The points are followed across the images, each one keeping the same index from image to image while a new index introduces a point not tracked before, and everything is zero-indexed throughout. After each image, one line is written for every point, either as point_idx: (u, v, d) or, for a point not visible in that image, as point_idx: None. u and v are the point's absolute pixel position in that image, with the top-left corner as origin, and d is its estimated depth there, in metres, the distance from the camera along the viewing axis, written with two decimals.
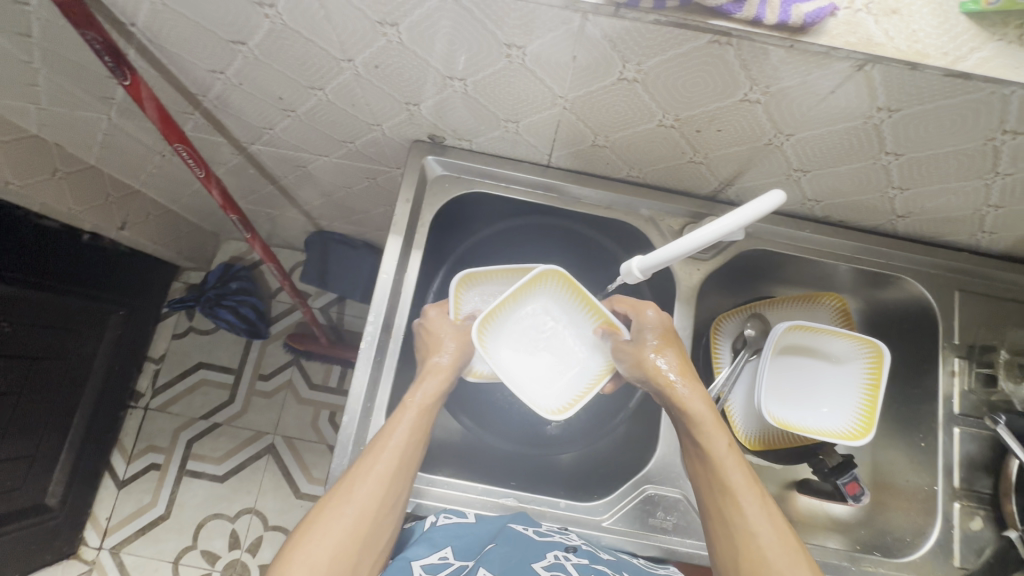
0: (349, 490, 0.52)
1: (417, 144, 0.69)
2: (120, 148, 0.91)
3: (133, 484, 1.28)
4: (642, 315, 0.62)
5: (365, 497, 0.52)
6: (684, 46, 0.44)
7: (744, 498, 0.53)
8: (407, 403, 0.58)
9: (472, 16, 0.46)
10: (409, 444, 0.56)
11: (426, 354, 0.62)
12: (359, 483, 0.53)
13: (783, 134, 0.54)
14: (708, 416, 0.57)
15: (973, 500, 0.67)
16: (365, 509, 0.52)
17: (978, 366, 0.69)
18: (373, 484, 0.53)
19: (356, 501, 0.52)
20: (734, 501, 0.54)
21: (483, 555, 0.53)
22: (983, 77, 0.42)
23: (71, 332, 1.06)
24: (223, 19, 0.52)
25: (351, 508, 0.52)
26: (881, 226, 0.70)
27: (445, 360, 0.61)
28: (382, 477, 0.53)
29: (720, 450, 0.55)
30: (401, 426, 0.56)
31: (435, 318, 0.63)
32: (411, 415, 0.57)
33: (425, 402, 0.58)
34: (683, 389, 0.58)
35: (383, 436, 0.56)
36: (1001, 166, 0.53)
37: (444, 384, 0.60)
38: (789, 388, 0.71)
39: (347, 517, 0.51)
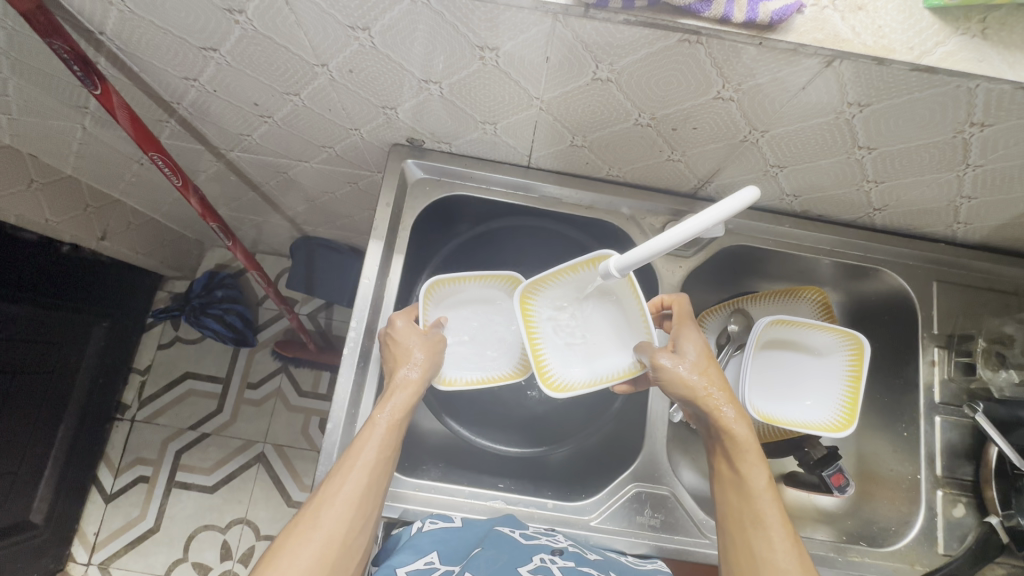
0: (316, 516, 0.52)
1: (396, 148, 0.69)
2: (97, 157, 0.90)
3: (121, 498, 1.26)
4: (688, 327, 0.60)
5: (332, 521, 0.52)
6: (656, 45, 0.45)
7: (773, 528, 0.52)
8: (375, 420, 0.57)
9: (444, 20, 0.45)
10: (377, 465, 0.55)
11: (393, 367, 0.61)
12: (326, 508, 0.52)
13: (758, 131, 0.54)
14: (751, 443, 0.56)
15: (955, 487, 0.68)
16: (333, 533, 0.51)
17: (957, 355, 0.70)
18: (340, 508, 0.52)
19: (323, 526, 0.51)
20: (762, 531, 0.53)
21: (470, 561, 0.52)
22: (948, 71, 0.42)
23: (52, 346, 1.05)
24: (192, 26, 0.51)
25: (319, 533, 0.51)
26: (859, 219, 0.71)
27: (415, 378, 0.60)
28: (350, 501, 0.53)
29: (756, 479, 0.55)
30: (370, 446, 0.56)
31: (401, 329, 0.62)
32: (380, 433, 0.56)
33: (393, 419, 0.58)
34: (729, 411, 0.57)
35: (351, 459, 0.55)
36: (972, 158, 0.53)
37: (413, 400, 0.60)
38: (782, 378, 0.71)
39: (316, 542, 0.51)
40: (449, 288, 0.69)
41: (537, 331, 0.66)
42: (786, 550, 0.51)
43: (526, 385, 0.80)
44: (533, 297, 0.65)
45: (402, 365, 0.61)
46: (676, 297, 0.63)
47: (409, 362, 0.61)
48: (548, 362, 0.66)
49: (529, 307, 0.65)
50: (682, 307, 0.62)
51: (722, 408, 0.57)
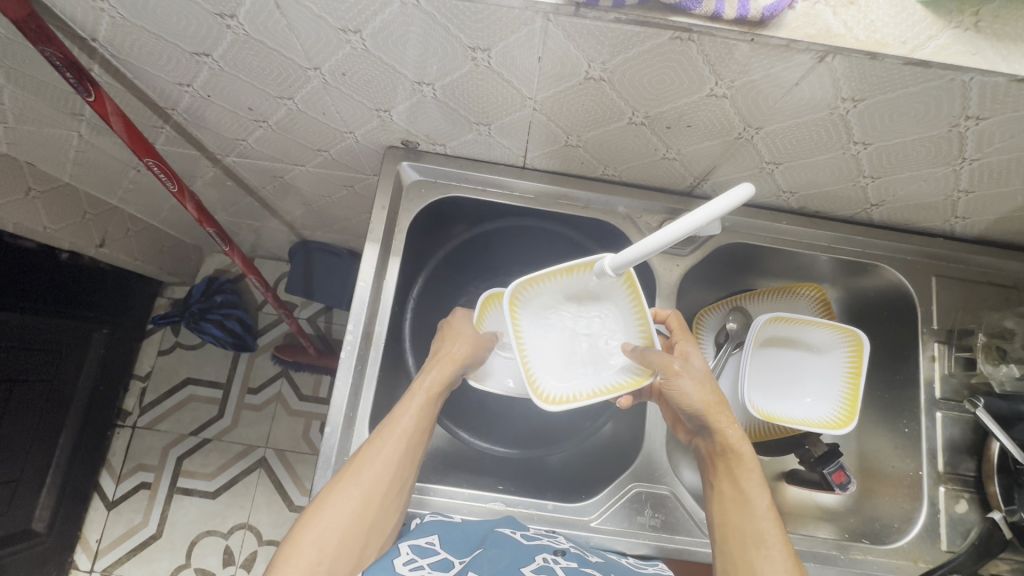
0: (359, 468, 0.55)
1: (391, 150, 0.69)
2: (94, 164, 0.90)
3: (123, 504, 1.26)
4: (689, 344, 0.61)
5: (373, 479, 0.54)
6: (648, 43, 0.44)
7: (773, 547, 0.52)
8: (414, 389, 0.59)
9: (436, 22, 0.45)
10: (416, 431, 0.57)
11: (442, 344, 0.63)
12: (367, 466, 0.55)
13: (752, 128, 0.54)
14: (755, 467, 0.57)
15: (958, 483, 0.67)
16: (370, 492, 0.54)
17: (958, 350, 0.70)
18: (380, 465, 0.55)
19: (365, 480, 0.54)
20: (763, 551, 0.52)
21: (470, 556, 0.53)
22: (941, 65, 0.42)
23: (52, 354, 1.05)
24: (184, 31, 0.51)
25: (360, 488, 0.54)
26: (856, 215, 0.71)
27: (452, 352, 0.62)
28: (389, 462, 0.55)
29: (756, 492, 0.56)
30: (410, 410, 0.58)
31: (459, 315, 0.65)
32: (420, 400, 0.58)
33: (433, 389, 0.59)
34: (734, 432, 0.58)
35: (392, 423, 0.57)
36: (968, 152, 0.53)
37: (453, 374, 0.62)
38: (780, 377, 0.71)
39: (356, 497, 0.53)
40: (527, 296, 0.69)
41: (522, 335, 0.62)
42: (788, 569, 0.51)
43: None
44: (520, 299, 0.61)
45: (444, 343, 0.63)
46: (672, 314, 0.64)
47: (455, 340, 0.63)
48: (536, 370, 0.62)
49: (516, 311, 0.61)
50: (678, 320, 0.63)
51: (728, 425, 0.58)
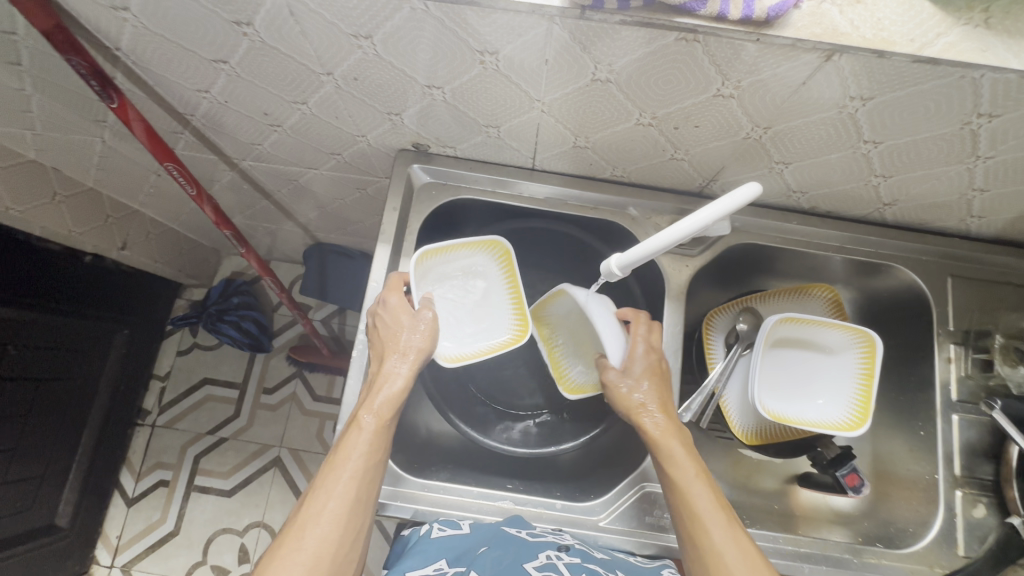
0: (302, 531, 0.52)
1: (402, 153, 0.70)
2: (116, 169, 0.93)
3: (142, 502, 1.29)
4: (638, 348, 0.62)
5: (320, 535, 0.52)
6: (654, 44, 0.45)
7: (712, 524, 0.54)
8: (360, 423, 0.57)
9: (445, 27, 0.46)
10: (366, 467, 0.56)
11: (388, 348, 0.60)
12: (312, 523, 0.53)
13: (760, 128, 0.54)
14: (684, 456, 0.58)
15: (975, 487, 0.66)
16: (319, 553, 0.52)
17: (974, 351, 0.68)
18: (326, 521, 0.53)
19: (311, 541, 0.52)
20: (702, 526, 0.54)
21: (478, 563, 0.53)
22: (951, 62, 0.42)
23: (75, 354, 1.08)
24: (203, 39, 0.53)
25: (308, 544, 0.52)
26: (869, 215, 0.70)
27: (397, 374, 0.59)
28: (337, 516, 0.53)
29: (686, 470, 0.57)
30: (354, 449, 0.56)
31: (396, 306, 0.61)
32: (367, 436, 0.57)
33: (378, 421, 0.58)
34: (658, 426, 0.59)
35: (335, 468, 0.55)
36: (981, 149, 0.53)
37: (397, 395, 0.59)
38: (779, 371, 0.70)
39: (301, 563, 0.51)
40: (443, 258, 0.66)
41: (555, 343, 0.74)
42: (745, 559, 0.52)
43: (535, 387, 0.80)
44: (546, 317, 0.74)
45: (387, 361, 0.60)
46: (636, 314, 0.64)
47: (396, 337, 0.60)
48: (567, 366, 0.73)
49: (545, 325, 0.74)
50: (638, 325, 0.64)
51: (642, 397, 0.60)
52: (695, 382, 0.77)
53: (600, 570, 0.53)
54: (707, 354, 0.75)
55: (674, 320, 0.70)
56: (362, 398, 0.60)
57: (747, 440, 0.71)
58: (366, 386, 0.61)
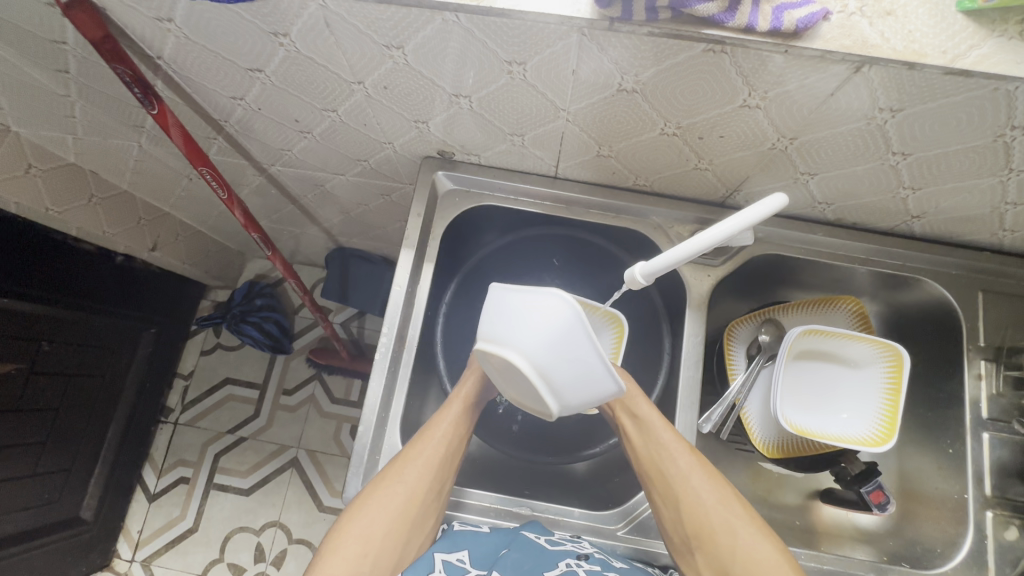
0: (400, 471, 0.57)
1: (428, 160, 0.71)
2: (151, 171, 0.97)
3: (164, 497, 1.32)
4: None
5: (413, 480, 0.57)
6: (681, 55, 0.45)
7: (678, 454, 0.59)
8: (454, 394, 0.63)
9: (474, 38, 0.47)
10: (455, 434, 0.61)
11: None
12: (409, 465, 0.57)
13: (786, 139, 0.54)
14: (696, 470, 0.58)
15: (1008, 509, 0.64)
16: (414, 493, 0.56)
17: (1006, 368, 0.67)
18: (422, 465, 0.57)
19: (407, 481, 0.56)
20: (670, 457, 0.59)
21: (499, 562, 0.54)
22: (984, 74, 0.41)
23: (105, 350, 1.11)
24: (241, 49, 0.55)
25: (404, 485, 0.56)
26: (897, 227, 0.69)
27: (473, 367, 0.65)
28: (429, 465, 0.58)
29: (649, 413, 0.61)
30: (447, 418, 0.61)
31: None
32: (458, 407, 0.62)
33: (471, 396, 0.63)
34: (663, 434, 0.60)
35: (431, 427, 0.60)
36: (1015, 163, 0.52)
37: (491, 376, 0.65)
38: (821, 373, 0.69)
39: (400, 495, 0.56)
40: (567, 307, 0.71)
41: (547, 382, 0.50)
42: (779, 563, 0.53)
43: None
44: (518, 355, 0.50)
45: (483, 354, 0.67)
46: None
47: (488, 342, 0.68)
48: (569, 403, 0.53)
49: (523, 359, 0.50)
50: None
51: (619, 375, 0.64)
52: (716, 393, 0.76)
53: None
54: (727, 365, 0.73)
55: (695, 330, 0.70)
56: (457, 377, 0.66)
57: (767, 452, 0.71)
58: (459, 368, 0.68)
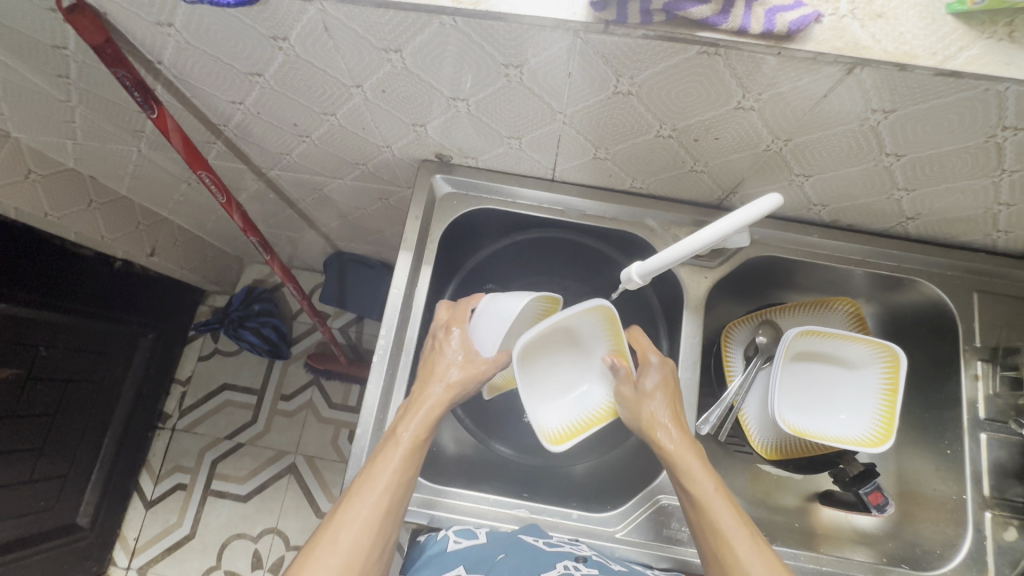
0: (334, 537, 0.53)
1: (425, 164, 0.72)
2: (150, 176, 0.97)
3: (160, 505, 1.31)
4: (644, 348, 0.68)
5: (349, 546, 0.52)
6: (675, 58, 0.46)
7: (738, 541, 0.54)
8: (398, 437, 0.58)
9: (472, 41, 0.48)
10: (398, 484, 0.56)
11: (425, 380, 0.63)
12: (344, 530, 0.53)
13: (780, 140, 0.55)
14: (756, 560, 0.53)
15: (1006, 509, 0.64)
16: (350, 560, 0.52)
17: (1003, 369, 0.67)
18: (359, 527, 0.53)
19: (343, 547, 0.52)
20: (732, 547, 0.54)
21: (498, 569, 0.53)
22: (974, 75, 0.42)
23: (101, 356, 1.11)
24: (240, 53, 0.55)
25: (338, 553, 0.52)
26: (892, 229, 0.69)
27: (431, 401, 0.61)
28: (369, 525, 0.53)
29: (710, 493, 0.57)
30: (389, 464, 0.56)
31: (458, 337, 0.65)
32: (402, 452, 0.57)
33: (413, 439, 0.58)
34: (722, 513, 0.56)
35: (371, 479, 0.56)
36: (1007, 163, 0.52)
37: (434, 414, 0.60)
38: (818, 375, 0.70)
39: (333, 567, 0.51)
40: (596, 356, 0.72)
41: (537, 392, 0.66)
42: None
43: None
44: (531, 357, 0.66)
45: (429, 385, 0.62)
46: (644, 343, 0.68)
47: (445, 364, 0.63)
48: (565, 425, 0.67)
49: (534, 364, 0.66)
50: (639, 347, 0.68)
51: (654, 409, 0.62)
52: (713, 394, 0.76)
53: None
54: (725, 366, 0.74)
55: (693, 331, 0.70)
56: (400, 416, 0.61)
57: (766, 453, 0.71)
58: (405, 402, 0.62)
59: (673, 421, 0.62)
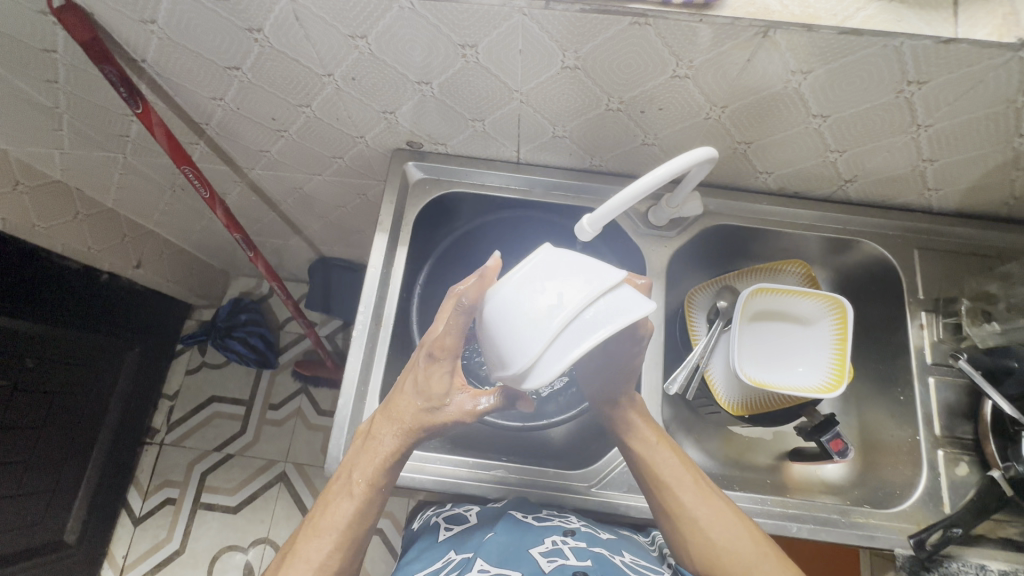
0: None
1: (398, 152, 0.76)
2: (136, 186, 1.00)
3: (149, 520, 1.30)
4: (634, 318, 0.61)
5: None
6: (611, 30, 0.51)
7: (682, 489, 0.59)
8: (351, 484, 0.58)
9: (429, 23, 0.53)
10: (348, 532, 0.57)
11: (384, 418, 0.59)
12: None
13: (717, 107, 0.60)
14: (704, 514, 0.58)
15: (956, 447, 0.68)
16: None
17: (945, 317, 0.72)
18: None
19: None
20: (674, 496, 0.59)
21: (485, 548, 0.59)
22: (872, 31, 0.48)
23: (88, 366, 1.12)
24: (218, 47, 0.60)
25: None
26: (835, 193, 0.75)
27: (387, 441, 0.58)
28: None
29: (653, 451, 0.61)
30: (341, 515, 0.57)
31: (432, 367, 0.57)
32: (353, 499, 0.57)
33: (364, 486, 0.58)
34: (669, 477, 0.59)
35: (320, 532, 0.57)
36: (919, 118, 0.58)
37: (389, 463, 0.58)
38: (781, 330, 0.73)
39: None
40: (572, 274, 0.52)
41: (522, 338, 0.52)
42: None
43: None
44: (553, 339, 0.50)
45: (384, 423, 0.59)
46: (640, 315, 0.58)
47: (407, 401, 0.58)
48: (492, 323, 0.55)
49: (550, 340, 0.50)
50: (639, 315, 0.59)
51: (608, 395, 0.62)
52: (681, 360, 0.80)
53: (604, 552, 0.59)
54: (690, 330, 0.78)
55: (655, 297, 0.75)
56: (353, 455, 0.60)
57: (732, 410, 0.74)
58: (362, 439, 0.61)
59: (643, 417, 0.62)
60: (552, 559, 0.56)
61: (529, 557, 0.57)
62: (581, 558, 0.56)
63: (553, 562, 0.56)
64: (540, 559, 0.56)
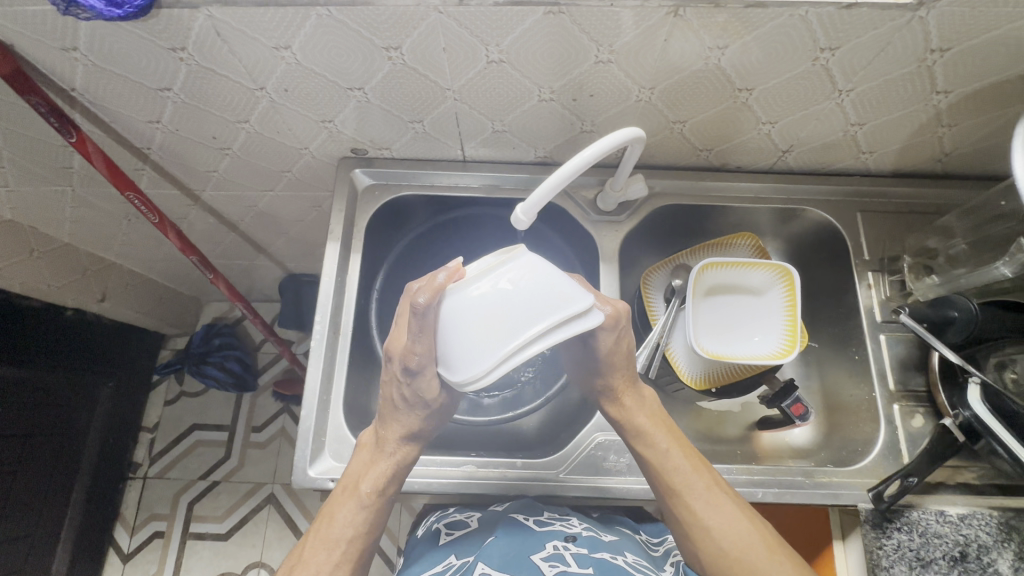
0: None
1: (344, 161, 0.77)
2: (91, 220, 0.99)
3: (138, 556, 1.28)
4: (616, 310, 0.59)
5: None
6: (527, 20, 0.52)
7: (693, 497, 0.59)
8: (359, 493, 0.59)
9: (349, 28, 0.53)
10: (356, 539, 0.58)
11: (388, 428, 0.61)
12: None
13: (646, 89, 0.61)
14: (716, 520, 0.58)
15: (911, 399, 0.69)
16: None
17: (890, 275, 0.74)
18: None
19: None
20: (686, 503, 0.59)
21: (487, 551, 0.60)
22: (776, 3, 0.50)
23: (60, 405, 1.11)
24: (146, 69, 0.60)
25: None
26: (776, 164, 0.76)
27: (393, 449, 0.60)
28: None
29: (664, 456, 0.61)
30: (350, 524, 0.58)
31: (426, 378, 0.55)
32: (362, 507, 0.59)
33: (372, 494, 0.59)
34: (679, 482, 0.60)
35: (329, 542, 0.58)
36: (839, 84, 0.60)
37: (398, 470, 0.60)
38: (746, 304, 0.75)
39: None
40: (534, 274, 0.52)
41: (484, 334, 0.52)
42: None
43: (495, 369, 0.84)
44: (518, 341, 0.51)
45: (391, 432, 0.61)
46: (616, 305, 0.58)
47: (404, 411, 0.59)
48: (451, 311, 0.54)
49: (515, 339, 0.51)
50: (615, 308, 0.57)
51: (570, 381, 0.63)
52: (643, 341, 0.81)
53: (606, 556, 0.60)
54: (649, 311, 0.79)
55: (611, 281, 0.76)
56: (359, 463, 0.61)
57: (695, 385, 0.76)
58: (367, 447, 0.62)
59: (650, 415, 0.63)
60: (553, 564, 0.57)
61: (531, 564, 0.57)
62: (583, 565, 0.57)
63: (554, 567, 0.57)
64: (541, 565, 0.57)
